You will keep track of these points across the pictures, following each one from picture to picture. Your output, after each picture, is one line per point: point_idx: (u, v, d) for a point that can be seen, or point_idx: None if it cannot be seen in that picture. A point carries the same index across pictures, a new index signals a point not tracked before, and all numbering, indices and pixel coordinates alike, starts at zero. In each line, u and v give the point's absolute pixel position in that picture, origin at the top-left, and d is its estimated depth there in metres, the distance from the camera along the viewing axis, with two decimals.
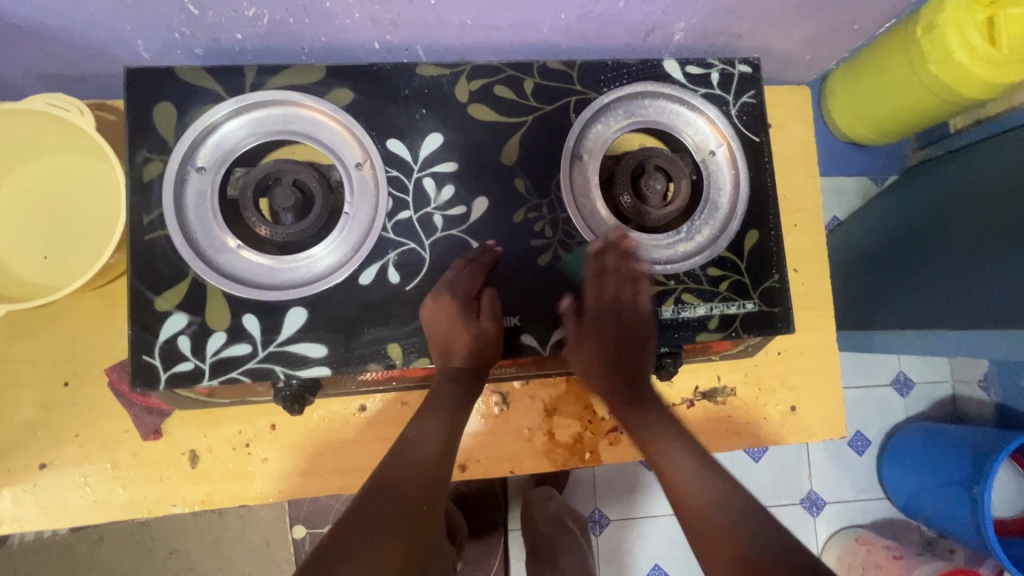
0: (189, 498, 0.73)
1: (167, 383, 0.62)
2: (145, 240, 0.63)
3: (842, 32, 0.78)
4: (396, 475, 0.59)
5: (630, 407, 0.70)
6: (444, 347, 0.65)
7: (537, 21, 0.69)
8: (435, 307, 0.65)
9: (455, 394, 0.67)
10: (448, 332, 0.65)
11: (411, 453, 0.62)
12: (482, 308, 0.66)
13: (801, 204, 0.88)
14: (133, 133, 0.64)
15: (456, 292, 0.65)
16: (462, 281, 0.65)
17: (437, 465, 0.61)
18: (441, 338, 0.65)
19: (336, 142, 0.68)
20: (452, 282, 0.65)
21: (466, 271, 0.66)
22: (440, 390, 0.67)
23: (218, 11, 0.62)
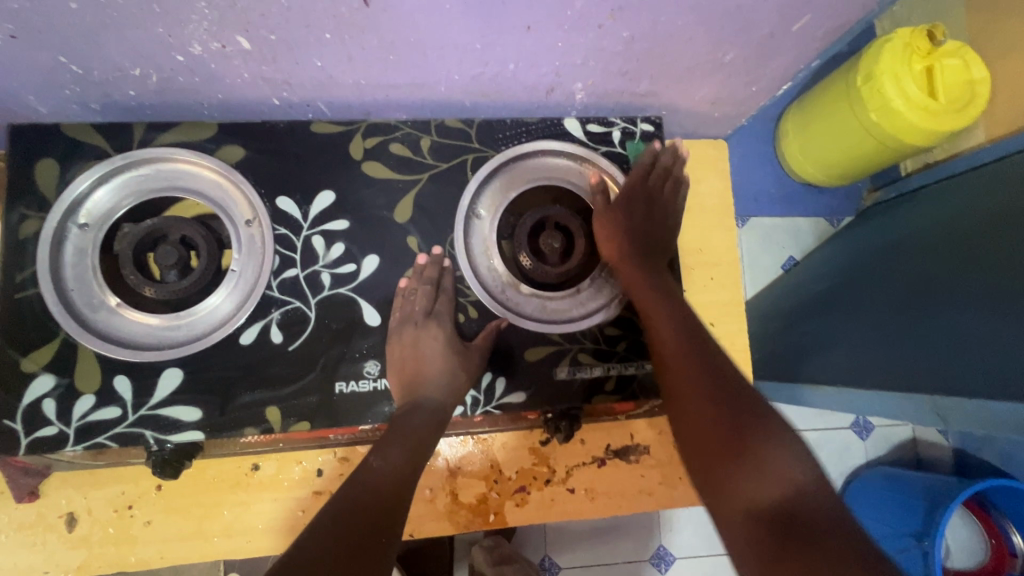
0: (65, 565, 0.69)
1: (28, 448, 0.60)
2: (15, 298, 0.61)
3: (744, 92, 0.79)
4: (355, 508, 0.52)
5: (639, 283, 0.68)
6: (421, 374, 0.64)
7: (433, 80, 0.68)
8: (420, 334, 0.65)
9: (421, 421, 0.62)
10: (423, 358, 0.65)
11: (373, 481, 0.56)
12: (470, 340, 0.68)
13: (718, 258, 0.87)
14: (11, 190, 0.63)
15: (439, 323, 0.66)
16: (448, 314, 0.67)
17: (401, 497, 0.56)
18: (410, 363, 0.64)
19: (225, 198, 0.67)
20: (437, 312, 0.67)
21: (447, 304, 0.68)
22: (406, 420, 0.62)
23: (102, 70, 0.62)
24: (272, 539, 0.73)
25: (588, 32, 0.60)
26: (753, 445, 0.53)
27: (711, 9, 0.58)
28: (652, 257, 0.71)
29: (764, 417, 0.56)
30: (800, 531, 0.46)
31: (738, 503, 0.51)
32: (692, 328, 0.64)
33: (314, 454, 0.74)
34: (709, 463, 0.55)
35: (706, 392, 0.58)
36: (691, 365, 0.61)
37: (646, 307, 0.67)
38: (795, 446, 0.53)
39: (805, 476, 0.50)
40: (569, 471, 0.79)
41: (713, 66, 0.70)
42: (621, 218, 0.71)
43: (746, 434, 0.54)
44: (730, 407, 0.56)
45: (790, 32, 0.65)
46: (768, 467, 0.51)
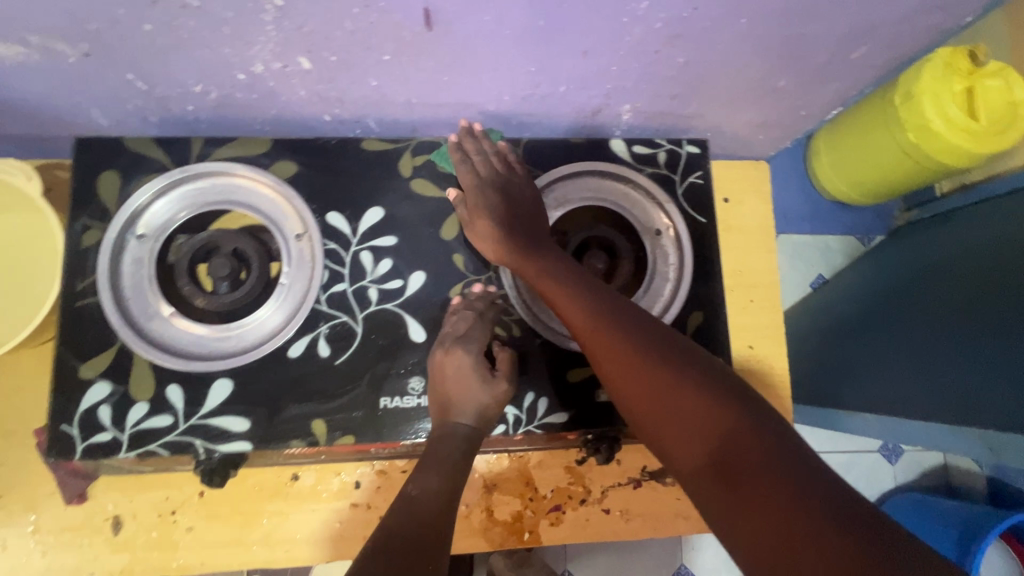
0: (109, 567, 0.71)
1: (83, 454, 0.61)
2: (75, 305, 0.63)
3: (791, 116, 0.78)
4: (394, 545, 0.48)
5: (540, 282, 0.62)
6: (453, 398, 0.62)
7: (482, 100, 0.69)
8: (451, 358, 0.63)
9: (454, 450, 0.60)
10: (455, 380, 0.63)
11: (413, 509, 0.54)
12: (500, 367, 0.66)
13: (758, 280, 0.86)
14: (76, 201, 0.65)
15: (470, 347, 0.64)
16: (481, 338, 0.65)
17: (445, 524, 0.54)
18: (444, 387, 0.63)
19: (276, 212, 0.69)
20: (470, 335, 0.65)
21: (480, 328, 0.66)
22: (439, 446, 0.60)
23: (165, 86, 0.64)
24: (310, 550, 0.74)
25: (643, 57, 0.61)
26: (689, 402, 0.48)
27: (769, 36, 0.58)
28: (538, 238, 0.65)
29: (692, 363, 0.51)
30: (750, 485, 0.41)
31: (688, 467, 0.46)
32: (603, 292, 0.59)
33: (354, 467, 0.75)
34: (660, 435, 0.49)
35: (636, 360, 0.52)
36: (612, 337, 0.55)
37: (552, 295, 0.60)
38: (733, 392, 0.47)
39: (748, 421, 0.45)
40: (604, 491, 0.79)
41: (762, 91, 0.70)
42: (494, 221, 0.65)
43: (679, 395, 0.48)
44: (659, 368, 0.51)
45: (848, 59, 0.65)
46: (710, 425, 0.46)
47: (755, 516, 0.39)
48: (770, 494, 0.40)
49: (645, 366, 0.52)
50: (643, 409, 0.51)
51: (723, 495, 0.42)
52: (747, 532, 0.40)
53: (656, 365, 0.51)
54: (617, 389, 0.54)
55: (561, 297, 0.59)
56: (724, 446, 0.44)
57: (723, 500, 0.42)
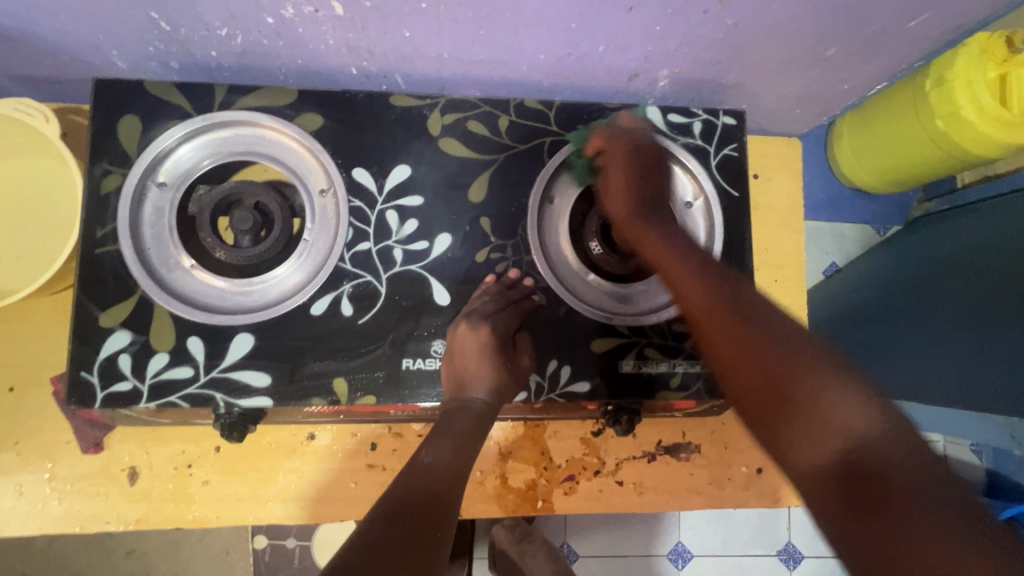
0: (125, 517, 0.71)
1: (103, 402, 0.61)
2: (95, 253, 0.62)
3: (831, 90, 0.76)
4: (405, 504, 0.50)
5: (652, 239, 0.57)
6: (469, 375, 0.62)
7: (518, 58, 0.67)
8: (471, 336, 0.63)
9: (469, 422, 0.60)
10: (473, 360, 0.62)
11: (422, 478, 0.53)
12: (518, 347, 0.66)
13: (784, 260, 0.85)
14: (95, 145, 0.63)
15: (494, 328, 0.63)
16: (503, 318, 0.64)
17: (453, 494, 0.53)
18: (461, 364, 0.63)
19: (301, 167, 0.67)
20: (493, 318, 0.64)
21: (505, 309, 0.65)
22: (449, 417, 0.60)
23: (190, 28, 0.61)
24: (326, 509, 0.74)
25: (691, 17, 0.58)
26: (825, 405, 0.41)
27: (824, 0, 0.56)
28: (648, 211, 0.61)
29: (816, 353, 0.43)
30: (868, 491, 0.37)
31: (805, 466, 0.40)
32: (705, 264, 0.52)
33: (371, 428, 0.75)
34: (772, 415, 0.43)
35: (782, 407, 0.42)
36: (793, 355, 0.43)
37: (657, 253, 0.56)
38: (836, 367, 0.42)
39: (861, 418, 0.39)
40: (618, 464, 0.79)
41: (806, 61, 0.68)
42: (624, 174, 0.64)
43: (794, 377, 0.42)
44: (801, 367, 0.42)
45: (903, 29, 0.63)
46: (817, 405, 0.41)
47: (879, 505, 0.36)
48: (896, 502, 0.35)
49: (793, 395, 0.42)
50: (735, 329, 0.46)
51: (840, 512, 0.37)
52: (863, 520, 0.36)
53: (770, 349, 0.44)
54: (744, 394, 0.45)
55: (679, 270, 0.53)
56: (854, 452, 0.38)
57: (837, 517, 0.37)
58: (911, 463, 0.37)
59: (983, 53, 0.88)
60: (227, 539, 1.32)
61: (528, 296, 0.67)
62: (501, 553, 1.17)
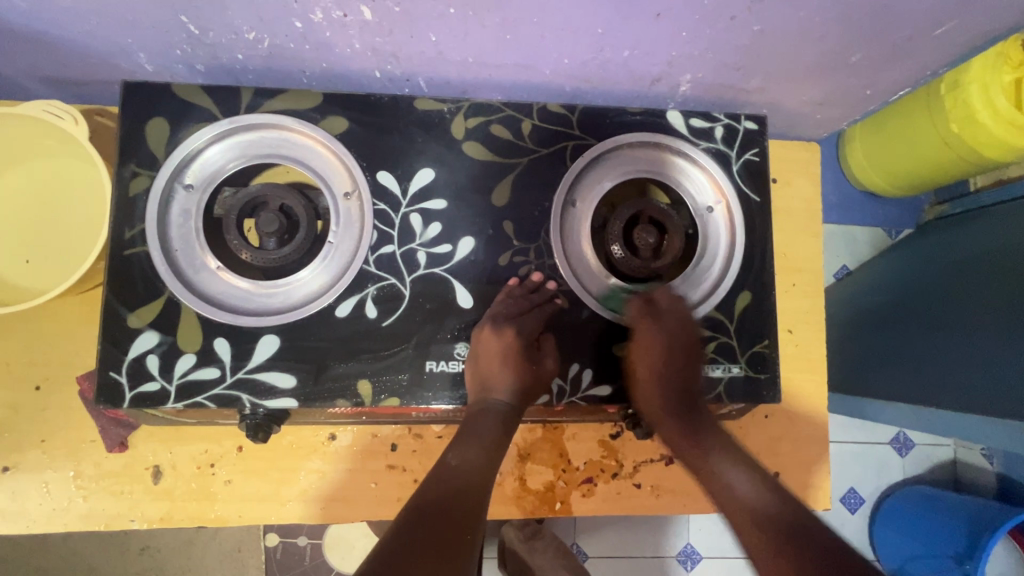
0: (148, 515, 0.71)
1: (131, 402, 0.61)
2: (124, 254, 0.62)
3: (852, 95, 0.76)
4: (433, 507, 0.51)
5: (646, 352, 0.67)
6: (493, 378, 0.63)
7: (541, 63, 0.67)
8: (496, 339, 0.63)
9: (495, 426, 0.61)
10: (498, 363, 0.63)
11: (452, 479, 0.55)
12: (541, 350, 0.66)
13: (802, 264, 0.85)
14: (123, 146, 0.64)
15: (519, 332, 0.63)
16: (527, 322, 0.65)
17: (482, 494, 0.55)
18: (486, 367, 0.63)
19: (326, 170, 0.68)
20: (517, 322, 0.64)
21: (529, 313, 0.65)
22: (475, 421, 0.61)
23: (218, 32, 0.62)
24: (346, 509, 0.75)
25: (717, 23, 0.58)
26: (739, 469, 0.63)
27: (851, 8, 0.56)
28: (683, 391, 0.68)
29: (730, 456, 0.65)
30: (779, 533, 0.54)
31: (759, 513, 0.57)
32: (676, 376, 0.67)
33: (392, 429, 0.75)
34: (710, 483, 0.63)
35: (692, 459, 0.66)
36: (683, 434, 0.67)
37: (640, 375, 0.68)
38: (748, 458, 0.65)
39: (768, 497, 0.59)
40: (636, 466, 0.79)
41: (829, 67, 0.68)
42: (646, 354, 0.67)
43: (717, 451, 0.66)
44: (707, 444, 0.66)
45: (929, 35, 0.63)
46: (730, 488, 0.61)
47: (795, 544, 0.52)
48: (804, 549, 0.52)
49: (697, 444, 0.66)
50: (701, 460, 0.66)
51: (767, 535, 0.55)
52: (787, 553, 0.52)
53: (744, 463, 0.64)
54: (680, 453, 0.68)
55: (647, 390, 0.67)
56: (788, 519, 0.55)
57: (802, 556, 0.51)
58: (798, 513, 0.57)
59: (998, 58, 0.87)
60: (239, 536, 1.33)
61: (551, 300, 0.68)
62: (512, 553, 1.18)
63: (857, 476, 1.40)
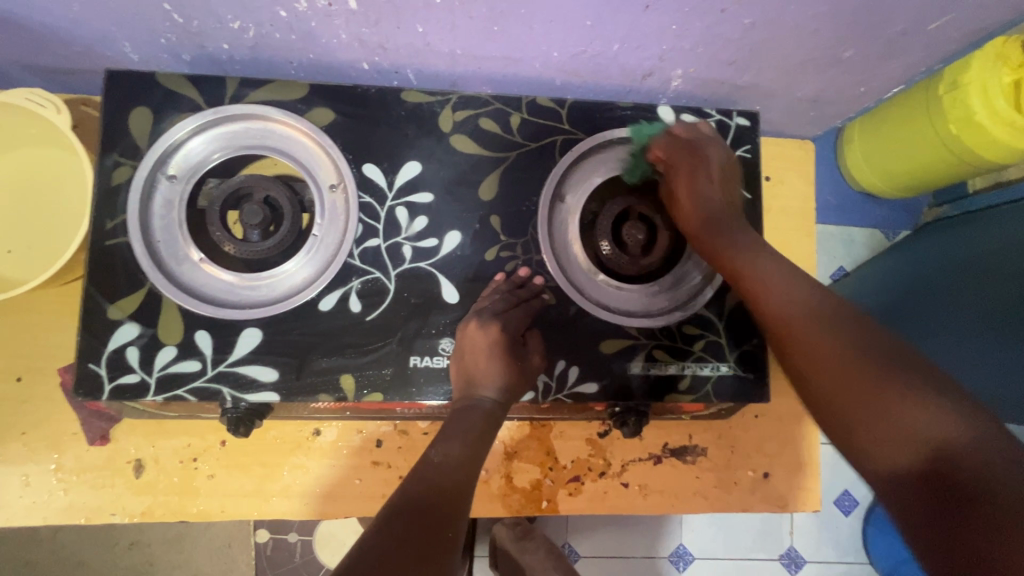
0: (130, 509, 0.71)
1: (111, 395, 0.61)
2: (105, 245, 0.62)
3: (846, 92, 0.75)
4: (415, 504, 0.50)
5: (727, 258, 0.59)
6: (478, 374, 0.62)
7: (531, 56, 0.66)
8: (481, 334, 0.62)
9: (479, 422, 0.60)
10: (483, 359, 0.62)
11: (433, 476, 0.54)
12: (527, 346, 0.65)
13: (794, 263, 0.84)
14: (106, 136, 0.63)
15: (505, 327, 0.62)
16: (513, 318, 0.64)
17: (464, 492, 0.53)
18: (471, 363, 0.62)
19: (311, 162, 0.67)
20: (504, 317, 0.63)
21: (515, 309, 0.64)
22: (459, 417, 0.60)
23: (203, 21, 0.61)
24: (330, 506, 0.74)
25: (708, 16, 0.58)
26: (885, 420, 0.42)
27: (843, 2, 0.56)
28: (718, 223, 0.63)
29: (895, 393, 0.42)
30: (932, 485, 0.38)
31: (884, 471, 0.41)
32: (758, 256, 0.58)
33: (377, 426, 0.75)
34: (847, 412, 0.44)
35: (824, 408, 0.46)
36: (858, 359, 0.45)
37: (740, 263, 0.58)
38: (922, 383, 0.42)
39: (955, 422, 0.39)
40: (624, 465, 0.79)
41: (822, 63, 0.67)
42: (688, 184, 0.66)
43: (880, 371, 0.44)
44: (888, 375, 0.43)
45: (922, 31, 0.62)
46: (904, 423, 0.41)
47: (958, 515, 0.36)
48: (989, 531, 0.35)
49: (844, 409, 0.45)
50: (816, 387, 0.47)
51: (922, 496, 0.38)
52: (943, 514, 0.37)
53: (896, 381, 0.43)
54: (845, 412, 0.45)
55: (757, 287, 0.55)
56: (947, 472, 0.38)
57: (967, 524, 0.36)
58: (1009, 472, 0.36)
59: (996, 57, 0.86)
60: (230, 532, 1.33)
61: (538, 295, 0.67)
62: (502, 551, 1.17)
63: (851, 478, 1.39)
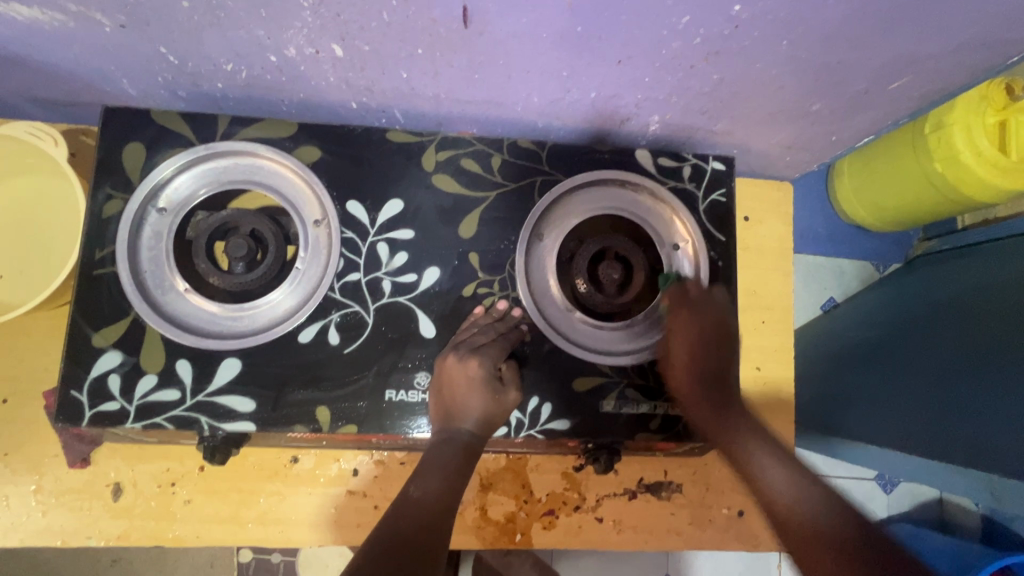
0: (105, 533, 0.71)
1: (90, 421, 0.62)
2: (93, 274, 0.64)
3: (820, 139, 0.78)
4: (392, 540, 0.50)
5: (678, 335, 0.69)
6: (456, 407, 0.63)
7: (512, 100, 0.68)
8: (459, 367, 0.63)
9: (457, 456, 0.60)
10: (460, 392, 0.63)
11: (411, 511, 0.54)
12: (505, 378, 0.66)
13: (771, 302, 0.86)
14: (100, 169, 0.66)
15: (483, 361, 0.64)
16: (492, 352, 0.64)
17: (443, 526, 0.53)
18: (449, 397, 0.63)
19: (297, 196, 0.69)
20: (482, 351, 0.65)
21: (494, 343, 0.66)
22: (435, 450, 0.61)
23: (197, 63, 0.64)
24: (305, 533, 0.74)
25: (679, 71, 0.60)
26: (802, 480, 0.58)
27: (807, 62, 0.58)
28: (712, 377, 0.68)
29: (766, 447, 0.62)
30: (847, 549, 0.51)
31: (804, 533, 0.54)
32: (753, 421, 0.65)
33: (353, 455, 0.76)
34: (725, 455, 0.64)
35: (718, 419, 0.66)
36: (840, 542, 0.51)
37: (723, 430, 0.65)
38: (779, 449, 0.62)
39: (787, 480, 0.58)
40: (599, 500, 0.79)
41: (793, 114, 0.69)
42: (685, 344, 0.68)
43: (717, 418, 0.66)
44: (729, 426, 0.65)
45: (886, 89, 0.65)
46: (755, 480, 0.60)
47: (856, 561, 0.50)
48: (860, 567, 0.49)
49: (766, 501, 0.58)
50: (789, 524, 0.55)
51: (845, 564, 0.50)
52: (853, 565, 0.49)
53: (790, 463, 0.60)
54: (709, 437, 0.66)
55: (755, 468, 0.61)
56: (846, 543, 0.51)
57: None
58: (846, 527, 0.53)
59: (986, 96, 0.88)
60: (212, 551, 1.33)
61: (517, 331, 0.68)
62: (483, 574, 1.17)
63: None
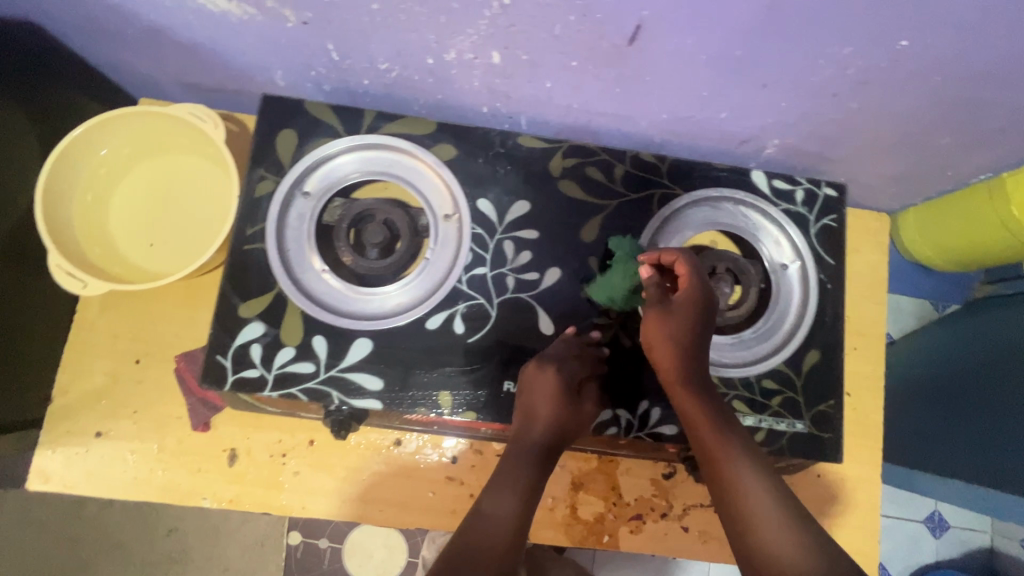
0: (219, 495, 0.75)
1: (232, 385, 0.66)
2: (243, 249, 0.68)
3: (929, 174, 0.79)
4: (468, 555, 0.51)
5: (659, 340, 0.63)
6: (530, 419, 0.63)
7: (641, 115, 0.72)
8: (537, 380, 0.64)
9: (531, 469, 0.60)
10: (537, 403, 0.63)
11: (483, 530, 0.54)
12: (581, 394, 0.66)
13: (864, 329, 0.87)
14: (256, 152, 0.71)
15: (560, 373, 0.64)
16: (569, 366, 0.65)
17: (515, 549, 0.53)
18: (524, 408, 0.64)
19: (430, 192, 0.73)
20: (558, 363, 0.65)
21: (570, 357, 0.66)
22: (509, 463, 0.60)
23: (355, 60, 0.68)
24: (402, 515, 0.77)
25: (818, 99, 0.62)
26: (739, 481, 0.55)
27: (947, 98, 0.60)
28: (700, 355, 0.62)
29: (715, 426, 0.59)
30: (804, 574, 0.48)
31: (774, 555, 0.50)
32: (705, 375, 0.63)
33: (454, 442, 0.78)
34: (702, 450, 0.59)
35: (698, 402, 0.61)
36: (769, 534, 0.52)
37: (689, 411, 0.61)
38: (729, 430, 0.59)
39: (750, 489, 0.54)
40: (686, 509, 0.80)
41: (913, 146, 0.71)
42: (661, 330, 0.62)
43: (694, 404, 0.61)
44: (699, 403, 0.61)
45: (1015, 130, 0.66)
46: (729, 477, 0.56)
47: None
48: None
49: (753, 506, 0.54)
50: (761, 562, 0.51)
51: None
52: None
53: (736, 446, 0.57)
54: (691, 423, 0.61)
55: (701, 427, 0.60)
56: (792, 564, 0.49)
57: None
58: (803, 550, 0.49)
59: None
60: (263, 531, 1.36)
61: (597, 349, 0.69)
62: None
63: (888, 550, 1.36)
